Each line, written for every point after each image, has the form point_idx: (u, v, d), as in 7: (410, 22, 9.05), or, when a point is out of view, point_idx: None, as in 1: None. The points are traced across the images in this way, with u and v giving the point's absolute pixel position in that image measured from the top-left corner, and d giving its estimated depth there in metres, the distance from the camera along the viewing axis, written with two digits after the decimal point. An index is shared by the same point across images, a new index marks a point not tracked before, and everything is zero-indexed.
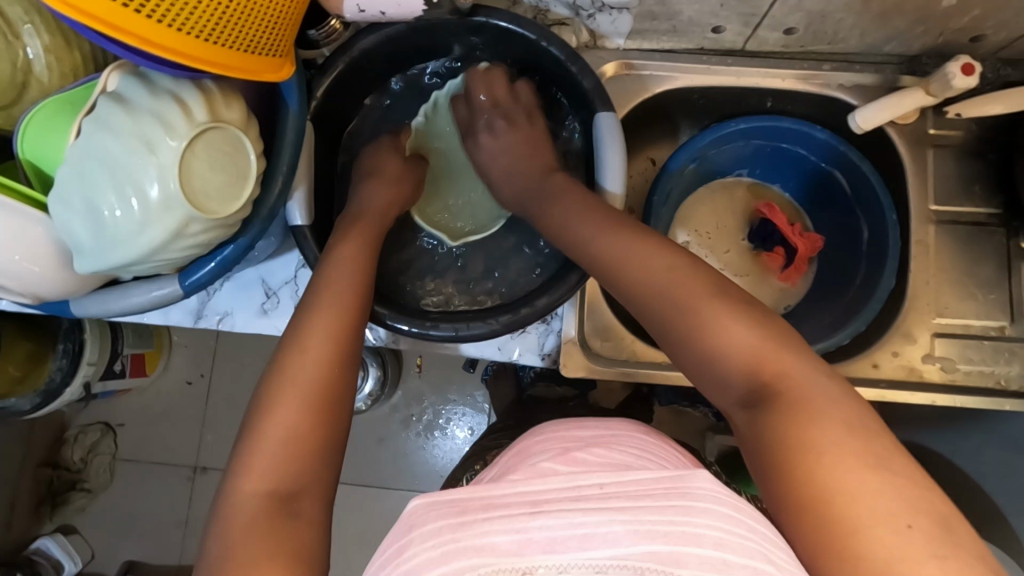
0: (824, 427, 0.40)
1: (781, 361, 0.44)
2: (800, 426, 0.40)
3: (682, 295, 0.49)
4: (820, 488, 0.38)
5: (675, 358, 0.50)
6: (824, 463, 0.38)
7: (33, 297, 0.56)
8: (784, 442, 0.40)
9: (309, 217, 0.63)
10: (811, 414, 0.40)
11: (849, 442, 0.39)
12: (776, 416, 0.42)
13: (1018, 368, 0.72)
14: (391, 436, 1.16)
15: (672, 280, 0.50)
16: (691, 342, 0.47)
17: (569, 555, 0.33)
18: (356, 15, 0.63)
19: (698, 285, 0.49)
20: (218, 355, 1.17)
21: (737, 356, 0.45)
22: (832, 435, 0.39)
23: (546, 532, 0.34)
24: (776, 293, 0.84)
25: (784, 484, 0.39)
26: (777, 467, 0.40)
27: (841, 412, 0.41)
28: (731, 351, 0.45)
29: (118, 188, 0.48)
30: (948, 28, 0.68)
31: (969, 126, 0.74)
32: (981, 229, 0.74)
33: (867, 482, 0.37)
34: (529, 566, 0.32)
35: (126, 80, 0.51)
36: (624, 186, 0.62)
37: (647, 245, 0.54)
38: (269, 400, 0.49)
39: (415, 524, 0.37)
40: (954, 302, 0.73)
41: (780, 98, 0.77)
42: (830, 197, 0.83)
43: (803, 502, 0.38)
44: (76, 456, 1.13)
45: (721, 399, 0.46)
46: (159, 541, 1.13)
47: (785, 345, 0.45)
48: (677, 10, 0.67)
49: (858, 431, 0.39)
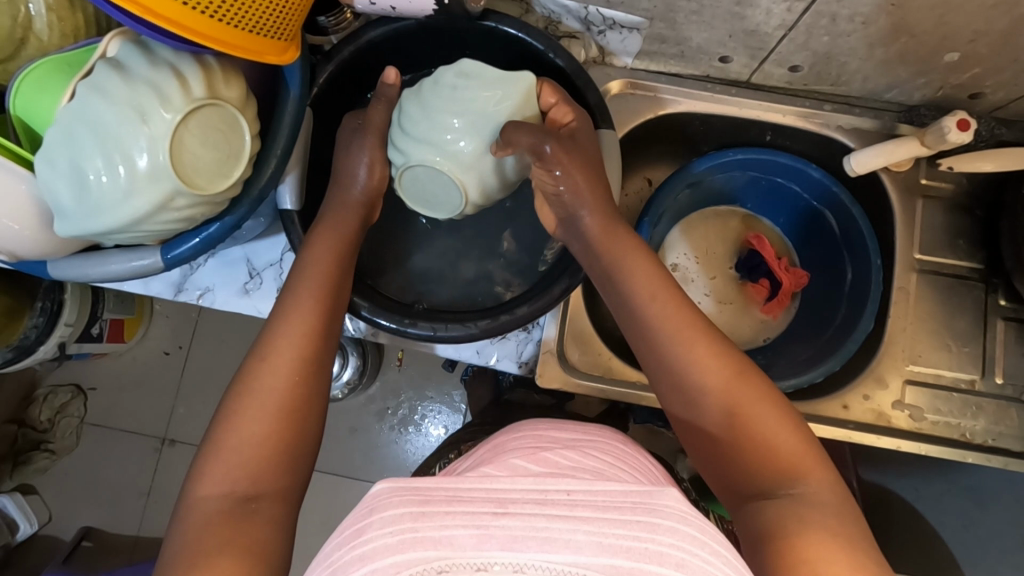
0: (815, 509, 0.44)
1: (788, 451, 0.48)
2: (792, 505, 0.45)
3: (701, 369, 0.52)
4: (800, 552, 0.41)
5: (687, 424, 0.53)
6: (809, 536, 0.42)
7: (8, 255, 0.55)
8: (775, 514, 0.45)
9: (299, 202, 0.63)
10: (807, 502, 0.45)
11: (833, 526, 0.43)
12: (775, 499, 0.46)
13: (983, 423, 0.73)
14: (363, 427, 1.15)
15: (706, 347, 0.53)
16: (707, 408, 0.51)
17: (527, 555, 0.32)
18: (366, 7, 0.64)
19: (720, 364, 0.52)
20: (198, 329, 1.17)
21: (742, 436, 0.49)
22: (820, 517, 0.44)
23: (507, 529, 0.33)
24: (756, 325, 0.85)
25: (772, 544, 0.43)
26: (770, 534, 0.44)
27: (832, 500, 0.45)
28: (746, 429, 0.49)
29: (106, 155, 0.48)
30: (947, 82, 0.69)
31: (960, 180, 0.75)
32: (962, 282, 0.75)
33: (841, 556, 0.41)
34: (485, 562, 0.32)
35: (127, 48, 0.50)
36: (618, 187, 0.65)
37: (680, 304, 0.55)
38: None
39: (376, 507, 0.36)
40: (928, 351, 0.74)
41: (780, 132, 0.79)
42: (817, 235, 0.84)
43: (781, 563, 0.42)
44: (43, 417, 1.10)
45: (724, 474, 0.50)
46: (118, 509, 1.12)
47: (796, 440, 0.49)
48: (686, 36, 0.68)
49: (846, 525, 0.44)
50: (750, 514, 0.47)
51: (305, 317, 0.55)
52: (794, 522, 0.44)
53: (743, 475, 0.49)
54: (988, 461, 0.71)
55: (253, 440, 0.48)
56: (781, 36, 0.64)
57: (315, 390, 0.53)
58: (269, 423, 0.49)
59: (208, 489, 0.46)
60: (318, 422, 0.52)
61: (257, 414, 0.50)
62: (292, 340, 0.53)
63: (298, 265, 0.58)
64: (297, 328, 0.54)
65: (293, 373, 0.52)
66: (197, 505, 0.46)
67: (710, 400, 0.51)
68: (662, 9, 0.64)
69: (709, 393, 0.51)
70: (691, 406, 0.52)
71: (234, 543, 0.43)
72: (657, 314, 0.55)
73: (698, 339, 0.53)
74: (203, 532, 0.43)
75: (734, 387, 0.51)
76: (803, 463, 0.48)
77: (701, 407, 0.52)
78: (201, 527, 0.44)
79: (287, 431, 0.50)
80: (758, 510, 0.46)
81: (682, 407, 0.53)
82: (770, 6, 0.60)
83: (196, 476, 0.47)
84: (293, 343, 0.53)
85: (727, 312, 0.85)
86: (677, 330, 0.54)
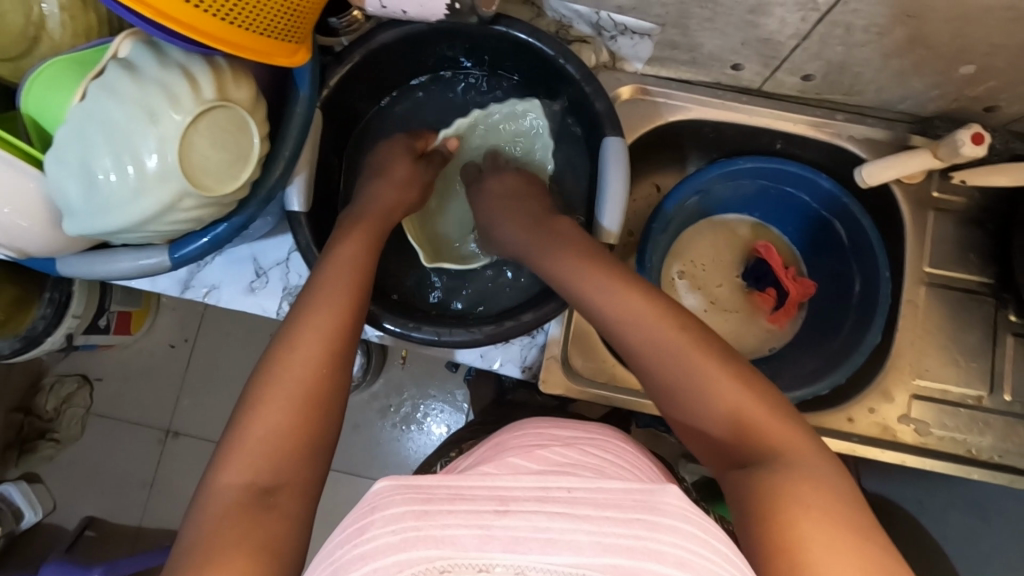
0: (802, 480, 0.41)
1: (769, 426, 0.45)
2: (777, 479, 0.42)
3: (674, 345, 0.49)
4: (789, 532, 0.38)
5: (665, 404, 0.50)
6: (803, 520, 0.38)
7: (17, 252, 0.55)
8: (760, 489, 0.41)
9: (307, 204, 0.63)
10: (793, 474, 0.41)
11: (823, 498, 0.40)
12: (763, 473, 0.43)
13: (990, 440, 0.72)
14: (365, 424, 1.15)
15: (675, 326, 0.50)
16: (691, 398, 0.48)
17: (529, 556, 0.32)
18: (378, 10, 0.62)
19: (691, 341, 0.49)
20: (204, 323, 1.17)
21: (720, 412, 0.46)
22: (807, 489, 0.40)
23: (508, 530, 0.33)
24: (763, 334, 0.84)
25: (758, 526, 0.40)
26: (756, 514, 0.41)
27: (822, 473, 0.42)
28: (725, 404, 0.46)
29: (116, 154, 0.48)
30: (962, 94, 0.68)
31: (973, 194, 0.75)
32: (972, 296, 0.74)
33: (826, 530, 0.38)
34: (488, 562, 0.32)
35: (139, 48, 0.50)
36: (623, 207, 0.62)
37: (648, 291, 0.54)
38: (257, 386, 0.49)
39: (378, 505, 0.36)
40: (935, 365, 0.73)
41: (790, 141, 0.78)
42: (826, 245, 0.83)
43: (768, 544, 0.38)
44: (49, 406, 1.11)
45: (712, 449, 0.47)
46: (122, 500, 1.13)
47: (775, 411, 0.46)
48: (698, 43, 0.67)
49: (836, 498, 0.40)
50: (740, 502, 0.42)
51: (332, 305, 0.54)
52: (784, 504, 0.40)
53: (731, 451, 0.46)
54: (994, 478, 0.71)
55: (272, 431, 0.46)
56: (795, 44, 0.64)
57: (340, 380, 0.51)
58: (292, 413, 0.47)
59: (226, 478, 0.44)
60: (340, 411, 0.50)
61: (281, 403, 0.48)
62: (318, 329, 0.52)
63: (327, 258, 0.58)
64: (320, 322, 0.53)
65: (309, 358, 0.50)
66: (216, 494, 0.44)
67: (682, 374, 0.48)
68: (674, 15, 0.64)
69: (681, 372, 0.48)
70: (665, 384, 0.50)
71: (248, 541, 0.41)
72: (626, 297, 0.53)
73: (673, 328, 0.50)
74: (218, 526, 0.42)
75: (718, 373, 0.48)
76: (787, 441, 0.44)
77: (687, 398, 0.48)
78: (217, 520, 0.42)
79: (311, 422, 0.48)
80: (746, 488, 0.43)
81: (668, 399, 0.50)
82: (784, 15, 0.59)
83: (214, 467, 0.46)
84: (320, 329, 0.52)
85: (733, 320, 0.84)
86: (647, 315, 0.52)
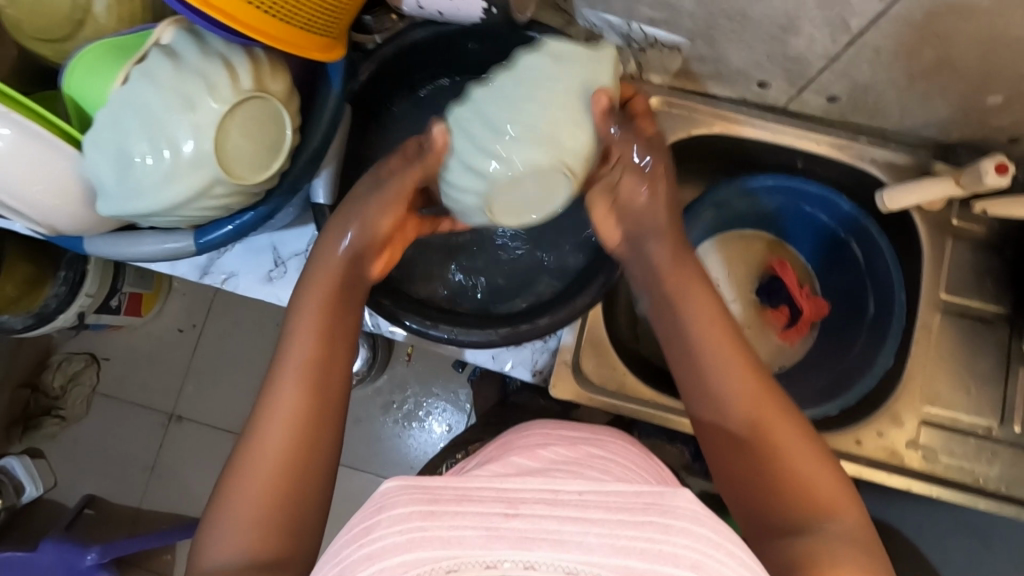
0: (842, 545, 0.43)
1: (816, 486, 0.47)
2: (820, 540, 0.44)
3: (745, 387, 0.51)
4: None
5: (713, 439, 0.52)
6: None
7: (47, 228, 0.56)
8: (803, 545, 0.44)
9: (332, 197, 0.61)
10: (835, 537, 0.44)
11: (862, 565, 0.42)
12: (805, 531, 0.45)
13: (997, 470, 0.72)
14: (368, 418, 1.16)
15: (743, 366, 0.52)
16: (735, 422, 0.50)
17: (538, 553, 0.32)
18: (414, 10, 0.64)
19: (760, 389, 0.51)
20: (214, 309, 1.18)
21: (773, 461, 0.48)
22: (848, 553, 0.43)
23: (517, 530, 0.33)
24: (773, 350, 0.84)
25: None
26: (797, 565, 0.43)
27: (860, 540, 0.44)
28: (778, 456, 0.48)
29: (152, 139, 0.49)
30: (987, 123, 0.68)
31: (992, 223, 0.74)
32: (986, 325, 0.74)
33: None
34: (496, 559, 0.32)
35: (180, 36, 0.51)
36: None
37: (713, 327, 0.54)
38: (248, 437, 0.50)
39: (386, 505, 0.36)
40: (946, 392, 0.73)
41: (811, 160, 0.78)
42: (841, 265, 0.83)
43: None
44: (56, 383, 1.13)
45: (747, 495, 0.49)
46: (123, 481, 1.13)
47: (824, 473, 0.48)
48: (725, 58, 0.68)
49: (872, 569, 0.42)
50: (774, 549, 0.45)
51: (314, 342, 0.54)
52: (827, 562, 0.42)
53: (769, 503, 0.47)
54: (1000, 509, 0.70)
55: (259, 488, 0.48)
56: (823, 64, 0.64)
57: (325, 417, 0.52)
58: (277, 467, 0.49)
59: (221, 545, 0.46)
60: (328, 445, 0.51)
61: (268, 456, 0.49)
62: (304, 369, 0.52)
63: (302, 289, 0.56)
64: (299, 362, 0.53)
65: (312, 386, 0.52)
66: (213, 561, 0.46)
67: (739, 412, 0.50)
68: (703, 29, 0.64)
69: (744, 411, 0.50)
70: (719, 415, 0.51)
71: None
72: (696, 327, 0.54)
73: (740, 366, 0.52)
74: None
75: (775, 421, 0.49)
76: (834, 503, 0.46)
77: (738, 431, 0.50)
78: None
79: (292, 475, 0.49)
80: (786, 540, 0.45)
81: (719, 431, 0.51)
82: (814, 34, 0.59)
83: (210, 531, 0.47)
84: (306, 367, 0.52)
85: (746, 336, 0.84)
86: (720, 347, 0.53)
